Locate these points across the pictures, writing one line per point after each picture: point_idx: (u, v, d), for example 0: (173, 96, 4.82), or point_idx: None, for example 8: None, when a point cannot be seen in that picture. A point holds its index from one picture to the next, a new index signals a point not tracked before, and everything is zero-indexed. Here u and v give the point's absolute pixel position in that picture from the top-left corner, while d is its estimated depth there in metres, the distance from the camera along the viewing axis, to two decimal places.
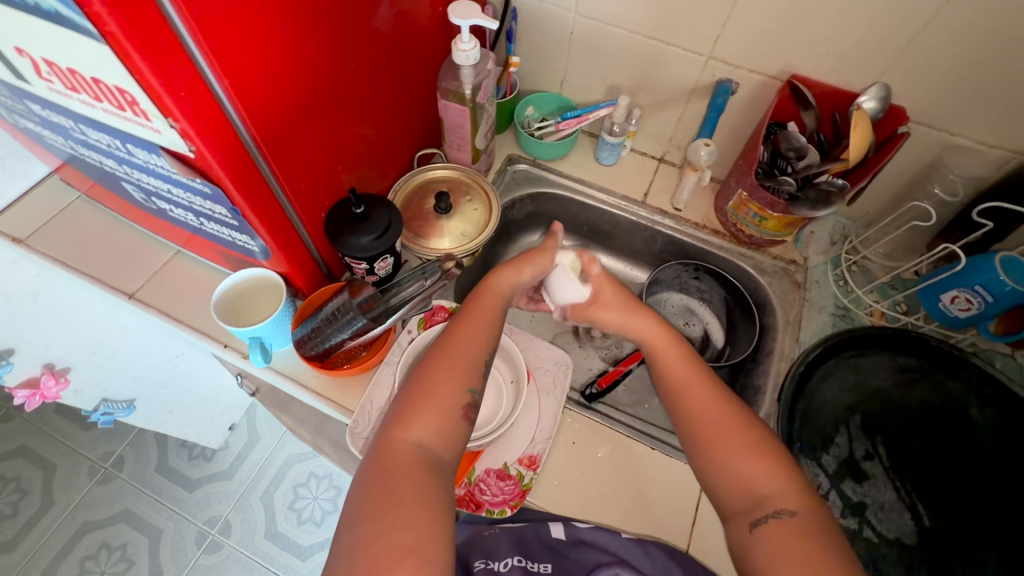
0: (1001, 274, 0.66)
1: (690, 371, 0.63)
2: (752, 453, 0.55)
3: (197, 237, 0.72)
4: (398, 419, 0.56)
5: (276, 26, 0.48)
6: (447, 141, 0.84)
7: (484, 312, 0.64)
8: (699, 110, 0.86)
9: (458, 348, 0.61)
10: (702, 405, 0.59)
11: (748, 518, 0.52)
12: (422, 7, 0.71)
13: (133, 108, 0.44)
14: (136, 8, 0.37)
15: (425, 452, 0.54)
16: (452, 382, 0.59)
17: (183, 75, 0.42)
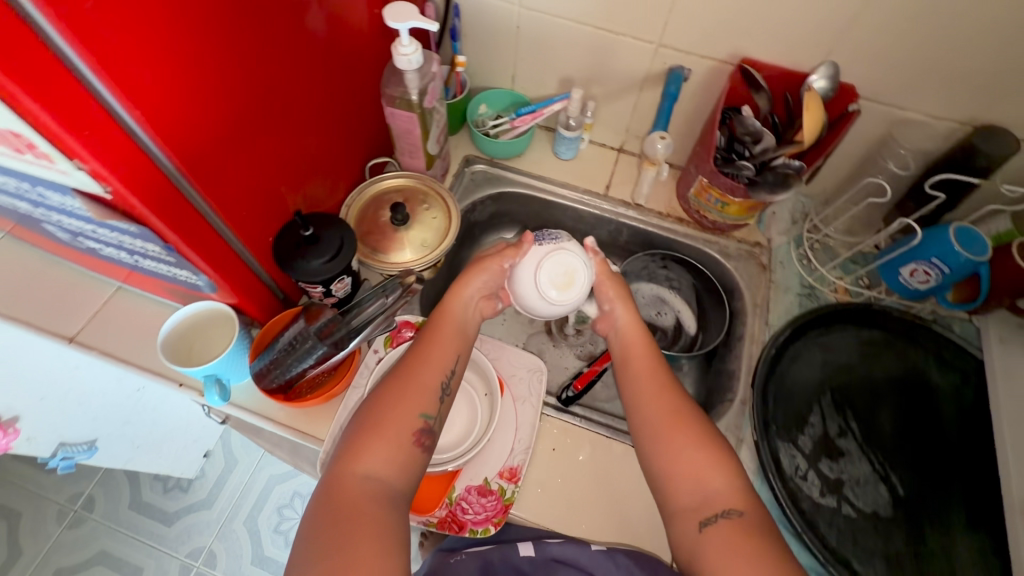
0: (955, 245, 0.67)
1: (654, 372, 0.64)
2: (700, 448, 0.56)
3: (135, 273, 0.67)
4: (348, 451, 0.55)
5: (195, 52, 0.44)
6: (398, 149, 0.81)
7: (440, 338, 0.64)
8: (653, 98, 0.85)
9: (413, 376, 0.60)
10: (666, 409, 0.60)
11: (697, 517, 0.53)
12: (357, 12, 0.67)
13: (33, 150, 0.40)
14: (16, 43, 0.33)
15: (377, 483, 0.53)
16: (405, 409, 0.58)
17: (89, 115, 0.39)
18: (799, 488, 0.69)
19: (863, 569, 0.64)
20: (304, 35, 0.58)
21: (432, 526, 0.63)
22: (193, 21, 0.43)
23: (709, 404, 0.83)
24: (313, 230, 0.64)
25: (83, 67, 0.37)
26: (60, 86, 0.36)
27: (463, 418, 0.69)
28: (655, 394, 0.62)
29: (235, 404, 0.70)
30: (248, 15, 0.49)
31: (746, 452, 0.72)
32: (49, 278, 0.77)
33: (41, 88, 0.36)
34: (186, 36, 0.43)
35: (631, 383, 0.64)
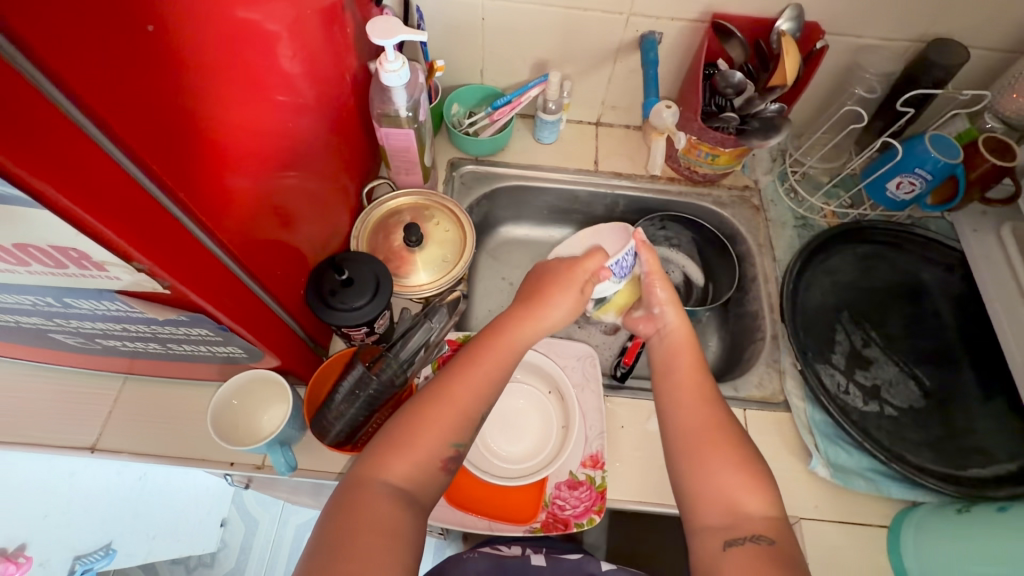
0: (932, 153, 0.74)
1: (694, 386, 0.61)
2: (740, 470, 0.54)
3: (155, 361, 0.61)
4: (376, 455, 0.52)
5: (210, 113, 0.41)
6: (392, 168, 0.78)
7: (490, 359, 0.59)
8: (627, 67, 0.86)
9: (456, 396, 0.56)
10: (704, 422, 0.58)
11: (723, 536, 0.52)
12: (332, 35, 0.63)
13: (80, 262, 0.36)
14: (71, 154, 0.30)
15: (400, 497, 0.50)
16: (441, 432, 0.54)
17: (141, 208, 0.36)
18: (845, 403, 0.75)
19: (915, 459, 0.71)
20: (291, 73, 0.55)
21: (537, 532, 0.64)
22: (207, 84, 0.40)
23: (740, 347, 0.87)
24: (346, 271, 0.62)
25: (124, 157, 0.33)
26: (113, 185, 0.33)
27: (539, 422, 0.72)
28: (698, 414, 0.59)
29: (302, 469, 0.66)
30: (245, 64, 0.46)
31: (791, 381, 0.77)
32: (44, 388, 0.69)
33: (92, 192, 0.32)
34: (202, 100, 0.40)
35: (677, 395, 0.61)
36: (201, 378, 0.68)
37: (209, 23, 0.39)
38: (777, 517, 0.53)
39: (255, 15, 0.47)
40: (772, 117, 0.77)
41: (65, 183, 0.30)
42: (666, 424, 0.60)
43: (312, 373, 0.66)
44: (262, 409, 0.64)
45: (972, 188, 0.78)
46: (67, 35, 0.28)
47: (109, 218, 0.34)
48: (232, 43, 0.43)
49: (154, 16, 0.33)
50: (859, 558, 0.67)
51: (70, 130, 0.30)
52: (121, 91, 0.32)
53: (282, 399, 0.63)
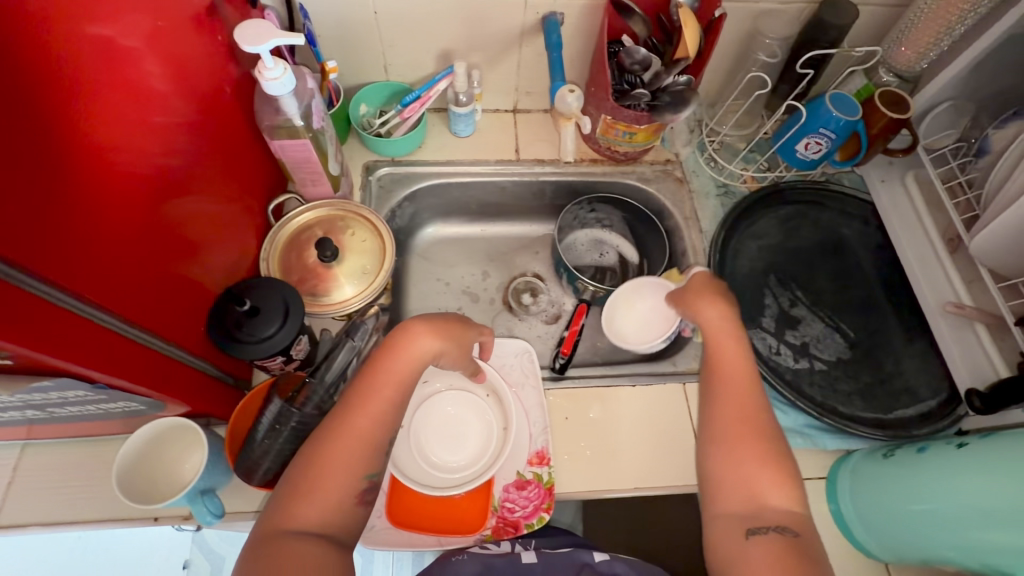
0: (833, 111, 0.75)
1: (744, 381, 0.60)
2: (770, 464, 0.54)
3: (45, 424, 0.55)
4: (285, 502, 0.50)
5: (30, 155, 0.37)
6: (297, 181, 0.73)
7: (390, 376, 0.56)
8: (535, 51, 0.84)
9: (355, 428, 0.53)
10: (740, 414, 0.58)
11: (745, 525, 0.52)
12: (201, 46, 0.57)
13: None
14: None
15: (316, 540, 0.49)
16: (350, 465, 0.52)
17: None
18: (778, 364, 0.77)
19: (846, 409, 0.74)
20: (156, 97, 0.50)
21: (488, 539, 0.63)
22: (20, 123, 0.36)
23: None
24: (249, 300, 0.57)
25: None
26: None
27: (477, 425, 0.70)
28: (741, 411, 0.58)
29: (234, 513, 0.62)
30: (84, 94, 0.42)
31: None
32: None
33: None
34: (11, 140, 0.35)
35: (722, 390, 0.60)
36: (109, 432, 0.62)
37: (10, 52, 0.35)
38: (801, 512, 0.53)
39: (93, 34, 0.42)
40: (682, 89, 0.76)
41: None
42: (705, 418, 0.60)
43: (231, 413, 0.62)
44: (183, 456, 0.60)
45: (875, 141, 0.79)
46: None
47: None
48: (50, 68, 0.39)
49: None
50: None
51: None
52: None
53: (199, 443, 0.59)
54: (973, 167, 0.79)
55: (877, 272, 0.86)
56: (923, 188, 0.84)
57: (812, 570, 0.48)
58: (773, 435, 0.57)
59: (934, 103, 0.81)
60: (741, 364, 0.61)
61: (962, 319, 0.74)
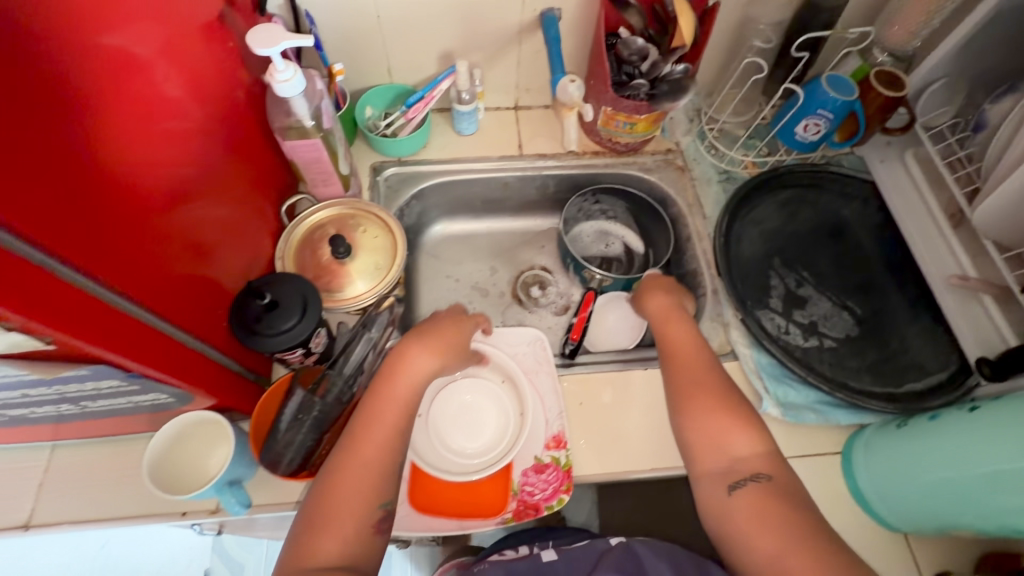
0: (829, 92, 0.77)
1: (689, 347, 0.65)
2: (730, 417, 0.56)
3: (77, 422, 0.57)
4: (304, 537, 0.50)
5: (65, 152, 0.39)
6: (309, 181, 0.75)
7: (391, 402, 0.57)
8: (533, 47, 0.86)
9: (365, 450, 0.54)
10: (695, 380, 0.60)
11: (726, 481, 0.53)
12: (214, 54, 0.60)
13: None
14: None
15: (340, 572, 0.48)
16: (361, 496, 0.52)
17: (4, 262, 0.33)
18: (788, 343, 0.78)
19: (858, 385, 0.75)
20: (169, 100, 0.52)
21: (510, 522, 0.64)
22: (56, 126, 0.38)
23: None
24: (269, 294, 0.59)
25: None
26: None
27: (494, 412, 0.72)
28: (693, 373, 0.61)
29: (261, 506, 0.63)
30: (110, 98, 0.44)
31: (735, 331, 0.79)
32: None
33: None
34: (48, 137, 0.37)
35: (672, 361, 0.63)
36: (136, 431, 0.64)
37: (43, 57, 0.37)
38: (771, 451, 0.55)
39: (114, 46, 0.44)
40: (679, 78, 0.77)
41: None
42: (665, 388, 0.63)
43: (254, 407, 0.64)
44: (209, 450, 0.61)
45: (873, 120, 0.81)
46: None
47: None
48: (81, 72, 0.41)
49: None
50: (820, 489, 0.70)
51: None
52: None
53: (225, 438, 0.60)
54: (971, 142, 0.80)
55: (882, 250, 0.87)
56: (923, 165, 0.85)
57: (795, 510, 0.49)
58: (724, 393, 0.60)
59: (930, 81, 0.82)
60: (687, 341, 0.66)
61: (969, 291, 0.75)
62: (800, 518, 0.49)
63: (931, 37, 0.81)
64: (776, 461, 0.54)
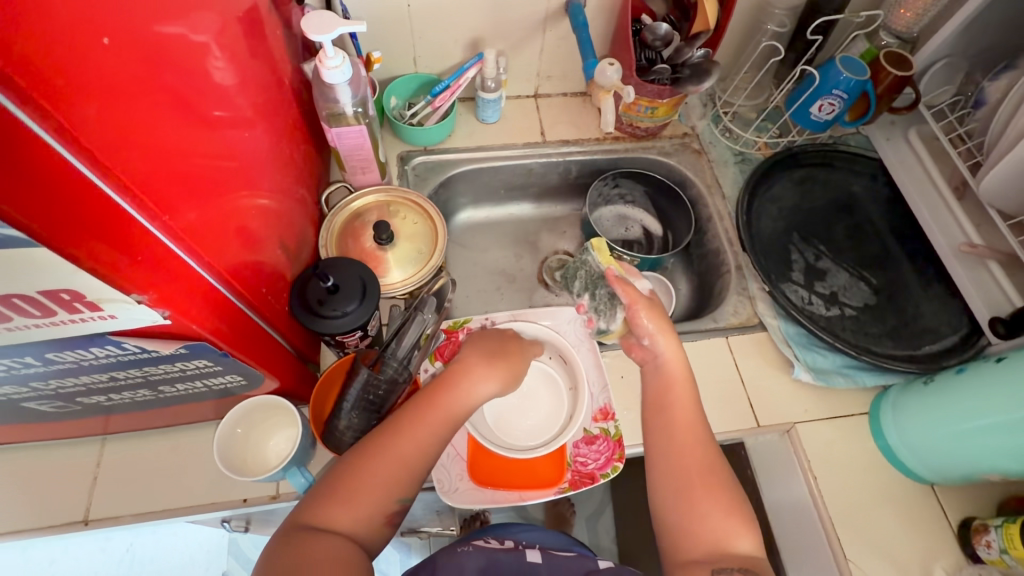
0: (843, 71, 0.81)
1: (690, 412, 0.61)
2: (732, 513, 0.55)
3: (142, 411, 0.57)
4: (329, 496, 0.52)
5: (172, 133, 0.40)
6: (348, 169, 0.76)
7: (435, 412, 0.58)
8: (557, 35, 0.88)
9: (414, 435, 0.56)
10: (694, 460, 0.58)
11: (710, 566, 0.53)
12: (267, 44, 0.61)
13: (74, 306, 0.35)
14: (47, 184, 0.29)
15: (345, 548, 0.49)
16: (386, 485, 0.53)
17: (126, 234, 0.34)
18: (812, 313, 0.83)
19: (879, 349, 0.80)
20: (235, 87, 0.53)
21: (567, 492, 0.66)
22: (164, 107, 0.39)
23: (709, 283, 0.93)
24: (331, 278, 0.60)
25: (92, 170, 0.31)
26: (90, 209, 0.32)
27: (544, 387, 0.74)
28: (694, 453, 0.58)
29: None
30: (195, 82, 0.45)
31: (762, 304, 0.83)
32: (10, 470, 0.63)
33: (63, 215, 0.30)
34: (160, 118, 0.38)
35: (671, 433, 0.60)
36: (193, 420, 0.64)
37: (151, 33, 0.37)
38: (760, 554, 0.54)
39: (198, 36, 0.45)
40: (701, 62, 0.81)
41: (46, 213, 0.29)
42: (656, 453, 0.60)
43: (312, 390, 0.65)
44: (269, 434, 0.62)
45: (882, 100, 0.85)
46: (11, 41, 0.25)
47: (86, 237, 0.32)
48: (174, 57, 0.41)
49: (107, 28, 0.31)
50: (849, 448, 0.74)
51: (31, 143, 0.28)
52: (81, 103, 0.30)
53: (291, 421, 0.62)
54: (971, 118, 0.84)
55: (889, 224, 0.91)
56: (925, 142, 0.89)
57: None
58: (727, 479, 0.57)
59: (932, 62, 0.86)
60: (689, 399, 0.62)
61: (976, 258, 0.80)
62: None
63: (931, 20, 0.86)
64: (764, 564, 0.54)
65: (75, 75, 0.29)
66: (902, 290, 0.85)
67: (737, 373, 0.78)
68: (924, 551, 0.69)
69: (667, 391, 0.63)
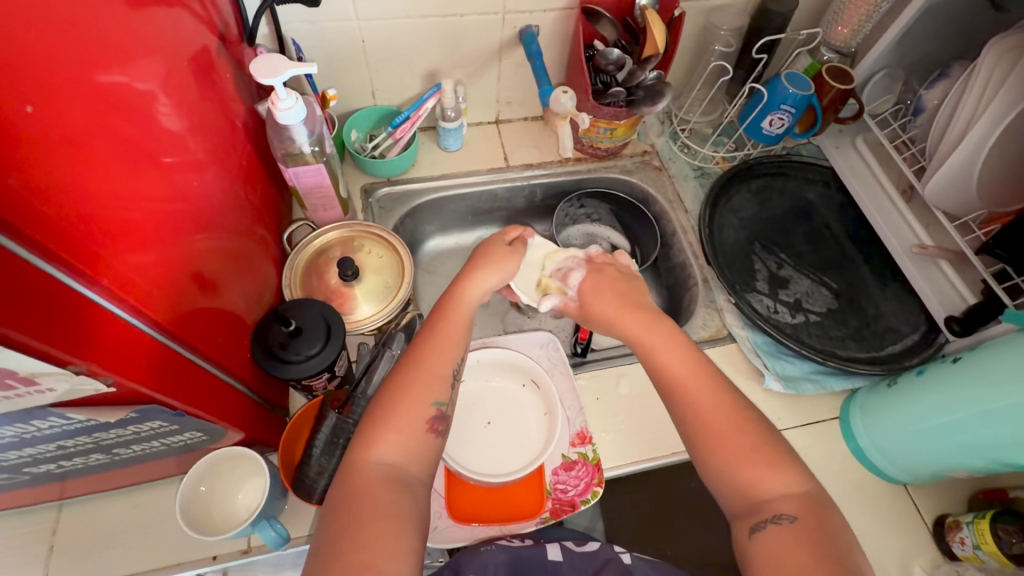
0: (789, 88, 0.84)
1: (688, 361, 0.59)
2: (759, 458, 0.53)
3: (97, 475, 0.54)
4: (367, 432, 0.51)
5: (114, 188, 0.39)
6: (308, 206, 0.76)
7: (451, 319, 0.59)
8: (513, 62, 0.89)
9: (432, 353, 0.56)
10: (706, 411, 0.55)
11: (748, 523, 0.51)
12: (221, 88, 0.61)
13: (7, 382, 0.33)
14: None
15: (392, 473, 0.50)
16: (420, 394, 0.54)
17: (52, 302, 0.33)
18: (778, 321, 0.84)
19: (844, 352, 0.82)
20: (189, 133, 0.52)
21: (548, 521, 0.65)
22: (105, 162, 0.38)
23: (678, 297, 0.94)
24: (293, 321, 0.59)
25: (12, 241, 0.31)
26: (13, 282, 0.31)
27: (520, 414, 0.73)
28: (709, 410, 0.55)
29: (295, 539, 0.62)
30: (144, 132, 0.44)
31: (729, 315, 0.85)
32: None
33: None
34: (97, 174, 0.37)
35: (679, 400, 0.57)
36: (154, 477, 0.61)
37: (91, 91, 0.37)
38: (808, 491, 0.51)
39: (144, 84, 0.45)
40: (653, 84, 0.83)
41: None
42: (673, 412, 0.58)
43: (279, 437, 0.63)
44: (236, 488, 0.60)
45: (827, 112, 0.88)
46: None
47: (13, 307, 0.31)
48: (120, 109, 0.41)
49: (26, 97, 0.32)
50: (823, 453, 0.75)
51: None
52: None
53: (259, 471, 0.60)
54: (912, 125, 0.88)
55: (846, 229, 0.94)
56: (872, 148, 0.93)
57: (825, 561, 0.46)
58: (748, 424, 0.55)
59: (871, 73, 0.91)
60: (686, 360, 0.59)
61: (927, 258, 0.83)
62: (829, 564, 0.46)
63: (868, 34, 0.91)
64: (812, 501, 0.51)
65: None
66: (863, 292, 0.88)
67: None
68: (902, 551, 0.70)
69: (653, 356, 0.61)
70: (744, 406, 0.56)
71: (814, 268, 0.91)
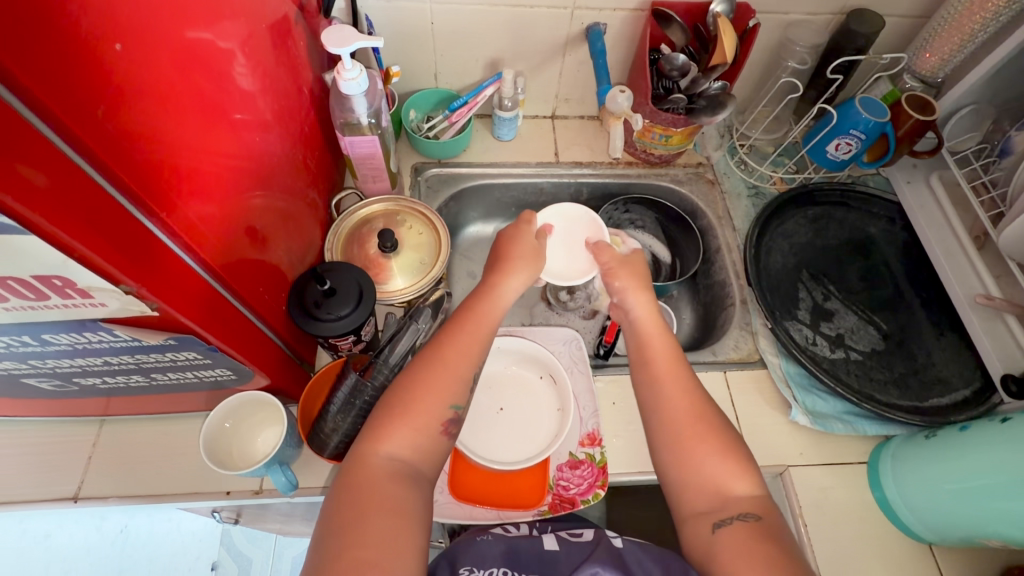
0: (862, 113, 0.80)
1: (677, 379, 0.58)
2: (726, 456, 0.53)
3: (136, 397, 0.59)
4: (379, 425, 0.53)
5: (186, 132, 0.42)
6: (359, 177, 0.79)
7: (480, 321, 0.60)
8: (577, 58, 0.89)
9: (448, 360, 0.57)
10: (687, 411, 0.56)
11: (711, 519, 0.51)
12: (295, 54, 0.64)
13: (66, 291, 0.37)
14: (51, 174, 0.31)
15: (402, 469, 0.51)
16: (437, 396, 0.55)
17: (122, 226, 0.36)
18: (815, 353, 0.81)
19: (884, 397, 0.77)
20: (261, 92, 0.55)
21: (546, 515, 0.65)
22: (181, 106, 0.41)
23: (713, 315, 0.92)
24: (328, 281, 0.62)
25: (92, 168, 0.34)
26: (88, 204, 0.34)
27: (534, 406, 0.74)
28: (686, 412, 0.56)
29: (304, 488, 0.65)
30: (223, 83, 0.48)
31: (763, 340, 0.82)
32: (13, 443, 0.65)
33: (62, 200, 0.32)
34: (172, 115, 0.40)
35: (663, 404, 0.57)
36: (187, 408, 0.66)
37: (179, 39, 0.40)
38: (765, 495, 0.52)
39: (226, 43, 0.48)
40: (717, 94, 0.80)
41: (55, 213, 0.32)
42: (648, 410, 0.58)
43: (301, 391, 0.66)
44: (256, 431, 0.63)
45: (901, 143, 0.83)
46: (17, 51, 0.27)
47: (82, 227, 0.34)
48: (202, 60, 0.44)
49: (120, 36, 0.34)
50: (844, 497, 0.72)
51: (34, 135, 0.30)
52: (83, 105, 0.32)
53: (279, 420, 0.63)
54: (996, 167, 0.82)
55: (905, 269, 0.89)
56: (947, 188, 0.87)
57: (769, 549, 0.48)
58: (722, 426, 0.56)
59: (958, 107, 0.85)
60: (671, 363, 0.60)
61: (993, 311, 0.77)
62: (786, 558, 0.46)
63: (960, 65, 0.85)
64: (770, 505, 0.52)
65: (79, 75, 0.31)
66: (914, 338, 0.83)
67: (733, 409, 0.77)
68: None
69: (660, 382, 0.59)
70: (716, 413, 0.56)
71: (865, 305, 0.86)
